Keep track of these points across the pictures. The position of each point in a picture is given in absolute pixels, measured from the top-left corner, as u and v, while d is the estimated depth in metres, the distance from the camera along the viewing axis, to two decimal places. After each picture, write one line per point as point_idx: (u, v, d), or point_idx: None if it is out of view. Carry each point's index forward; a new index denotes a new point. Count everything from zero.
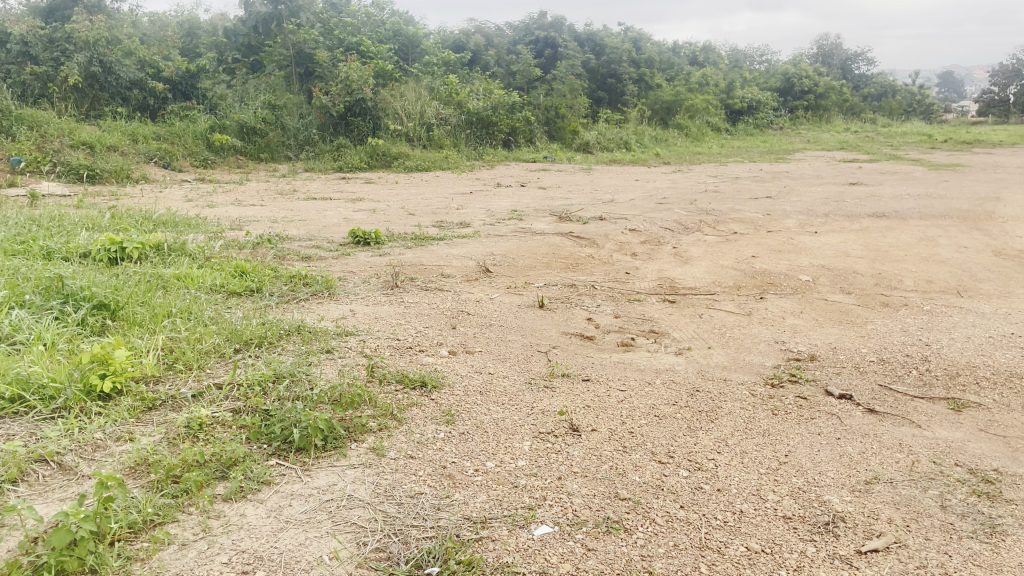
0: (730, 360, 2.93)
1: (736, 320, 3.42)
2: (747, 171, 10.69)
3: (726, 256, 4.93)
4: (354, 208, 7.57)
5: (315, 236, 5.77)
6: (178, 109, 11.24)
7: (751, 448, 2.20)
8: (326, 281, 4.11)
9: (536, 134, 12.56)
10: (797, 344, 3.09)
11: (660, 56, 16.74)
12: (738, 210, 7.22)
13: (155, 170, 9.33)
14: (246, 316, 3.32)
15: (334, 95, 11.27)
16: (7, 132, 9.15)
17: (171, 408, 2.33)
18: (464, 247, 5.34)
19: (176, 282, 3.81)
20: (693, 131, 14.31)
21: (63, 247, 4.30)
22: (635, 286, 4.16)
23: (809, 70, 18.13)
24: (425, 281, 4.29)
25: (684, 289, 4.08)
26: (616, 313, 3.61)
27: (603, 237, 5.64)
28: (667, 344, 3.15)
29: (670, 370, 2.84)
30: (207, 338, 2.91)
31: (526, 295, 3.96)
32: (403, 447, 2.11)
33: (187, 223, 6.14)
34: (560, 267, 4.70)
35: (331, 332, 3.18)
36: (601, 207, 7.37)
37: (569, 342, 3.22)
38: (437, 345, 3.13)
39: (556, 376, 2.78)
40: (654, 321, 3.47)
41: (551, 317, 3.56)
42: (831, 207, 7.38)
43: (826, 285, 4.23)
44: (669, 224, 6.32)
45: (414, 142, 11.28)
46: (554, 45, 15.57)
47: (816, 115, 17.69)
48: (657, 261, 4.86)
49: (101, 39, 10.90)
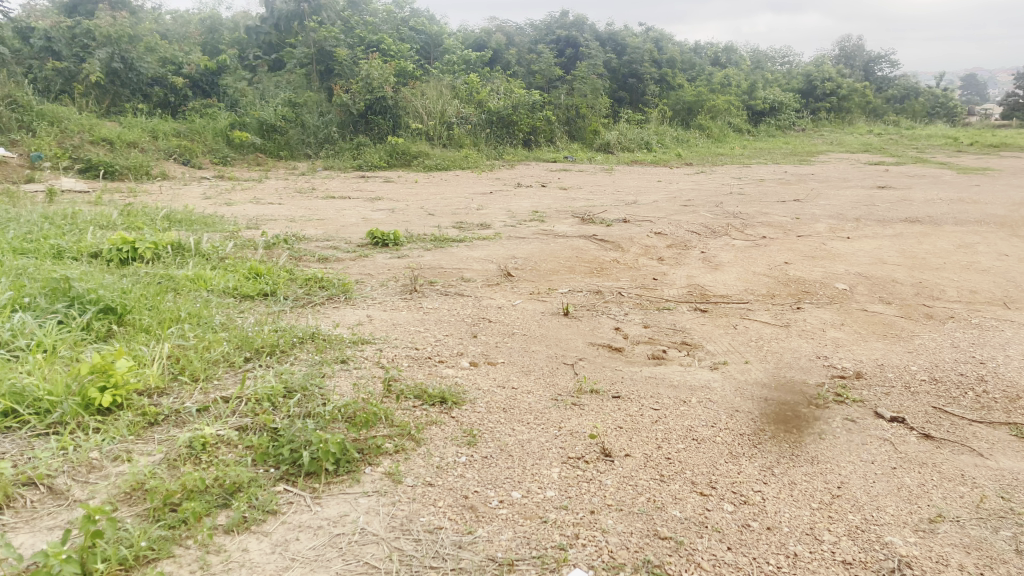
0: (770, 376, 2.74)
1: (774, 332, 3.22)
2: (772, 174, 10.45)
3: (757, 262, 4.73)
4: (372, 208, 7.42)
5: (333, 236, 5.62)
6: (198, 105, 11.16)
7: (800, 479, 2.01)
8: (343, 284, 3.96)
9: (557, 134, 12.36)
10: (842, 359, 2.89)
11: (682, 56, 16.49)
12: (767, 213, 7.00)
13: (174, 167, 9.24)
14: (258, 322, 3.16)
15: (354, 94, 11.18)
16: (27, 127, 9.09)
17: (174, 424, 2.19)
18: (485, 249, 5.17)
19: (187, 284, 3.67)
20: (715, 131, 14.08)
21: (74, 246, 4.19)
22: (664, 293, 3.96)
23: (833, 72, 17.81)
24: (444, 286, 4.13)
25: (715, 297, 3.89)
26: (646, 323, 3.42)
27: (629, 241, 5.45)
28: (701, 358, 2.96)
29: (706, 387, 2.65)
30: (216, 346, 2.76)
31: (550, 301, 3.79)
32: (421, 472, 1.94)
33: (202, 222, 6.01)
34: (585, 272, 4.52)
35: (346, 340, 3.03)
36: (624, 208, 7.18)
37: (596, 354, 3.04)
38: (458, 355, 2.97)
39: (584, 392, 2.61)
40: (687, 332, 3.28)
41: (577, 326, 3.38)
42: (862, 211, 7.15)
43: (864, 294, 4.02)
44: (696, 227, 6.11)
45: (433, 140, 11.13)
46: (575, 45, 15.37)
47: (839, 117, 17.37)
48: (685, 267, 4.67)
49: (124, 36, 10.92)
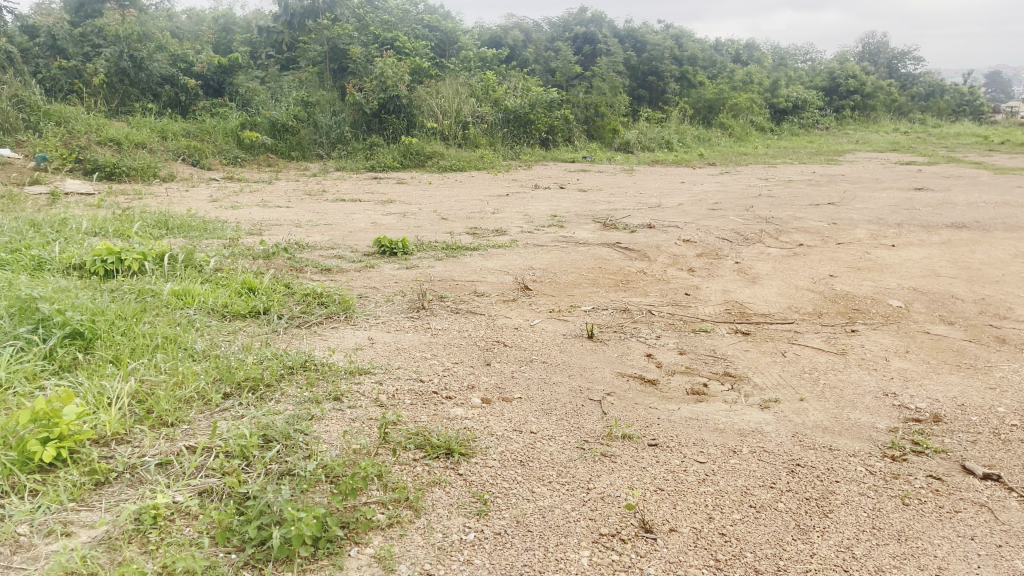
0: (833, 421, 2.36)
1: (830, 362, 2.83)
2: (800, 174, 10.01)
3: (798, 275, 4.33)
4: (382, 211, 7.09)
5: (338, 244, 5.28)
6: (209, 105, 10.84)
7: (888, 565, 1.63)
8: (344, 301, 3.60)
9: (575, 133, 11.98)
10: (914, 398, 2.50)
11: (703, 54, 15.96)
12: (800, 218, 6.58)
13: (183, 168, 8.96)
14: (243, 349, 2.80)
15: (368, 92, 10.83)
16: (34, 128, 8.82)
17: (130, 483, 1.83)
18: (501, 258, 4.80)
19: (172, 304, 3.34)
20: (737, 130, 13.64)
21: (56, 258, 3.87)
22: (699, 311, 3.58)
23: (857, 69, 17.27)
24: (456, 301, 3.76)
25: (757, 316, 3.50)
26: (681, 348, 3.04)
27: (656, 249, 5.06)
28: (748, 395, 2.58)
29: (758, 433, 2.27)
30: (191, 381, 2.40)
31: (572, 321, 3.41)
32: (419, 556, 1.58)
33: (202, 227, 5.68)
34: (609, 285, 4.15)
35: (341, 370, 2.67)
36: (649, 212, 6.80)
37: (626, 387, 2.66)
38: (468, 389, 2.60)
39: (615, 439, 2.23)
40: (729, 360, 2.89)
41: (603, 352, 3.00)
42: (902, 216, 6.72)
43: (922, 312, 3.62)
44: (726, 234, 5.72)
45: (449, 140, 10.77)
46: (593, 41, 14.93)
47: (864, 115, 16.84)
48: (720, 279, 4.28)
49: (133, 34, 10.65)
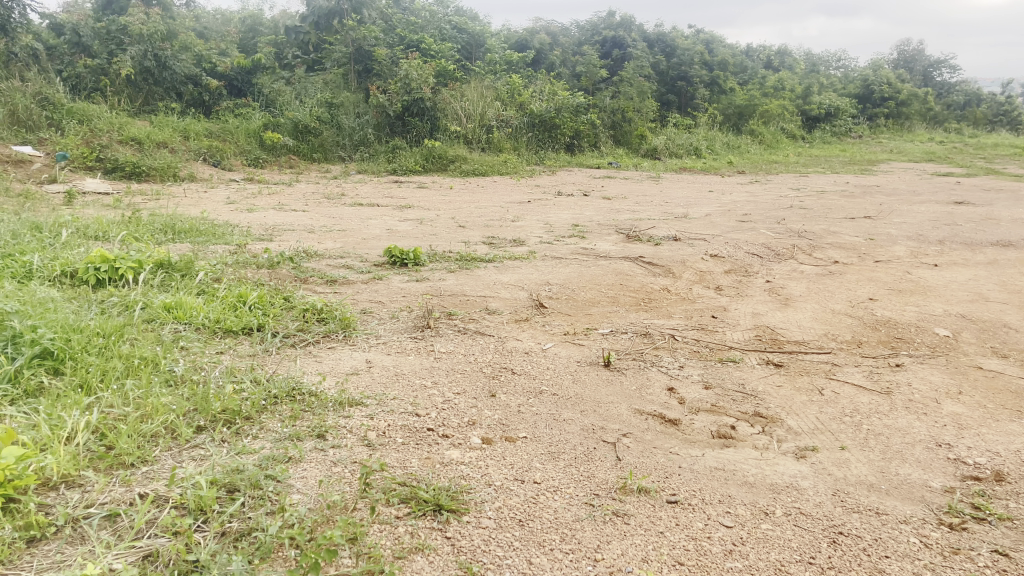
0: (878, 479, 2.09)
1: (873, 403, 2.55)
2: (832, 184, 9.67)
3: (835, 296, 4.03)
4: (399, 217, 6.87)
5: (348, 252, 5.06)
6: (232, 105, 10.71)
7: None
8: (344, 317, 3.37)
9: (601, 139, 11.73)
10: (971, 452, 2.22)
11: (734, 59, 15.57)
12: (834, 232, 6.26)
13: (203, 169, 8.83)
14: (226, 372, 2.57)
15: (392, 94, 10.63)
16: (57, 126, 8.69)
17: (70, 540, 1.61)
18: (517, 271, 4.55)
19: (161, 320, 3.12)
20: (767, 137, 13.30)
21: (49, 264, 3.68)
22: (726, 336, 3.30)
23: (891, 77, 16.80)
24: (464, 319, 3.52)
25: (790, 344, 3.22)
26: (707, 380, 2.76)
27: (681, 264, 4.78)
28: (780, 440, 2.31)
29: (793, 491, 2.00)
30: (159, 413, 2.17)
31: (587, 346, 3.14)
32: None
33: (211, 231, 5.49)
34: (630, 304, 3.88)
35: (330, 401, 2.42)
36: (675, 223, 6.51)
37: (644, 426, 2.40)
38: (468, 426, 2.34)
39: (629, 493, 1.97)
40: (760, 397, 2.61)
41: (620, 383, 2.73)
42: (943, 232, 6.37)
43: (973, 342, 3.32)
44: (756, 249, 5.42)
45: (472, 144, 10.56)
46: (622, 45, 14.60)
47: (898, 124, 16.39)
48: (750, 300, 3.99)
49: (157, 33, 10.50)
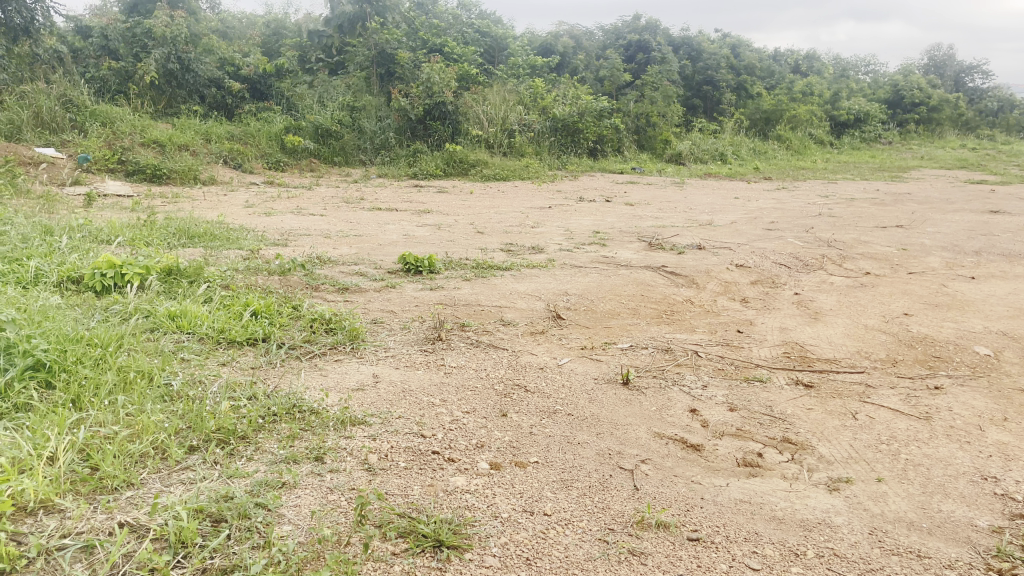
0: (918, 516, 1.92)
1: (910, 430, 2.38)
2: (862, 191, 9.43)
3: (867, 311, 3.85)
4: (417, 223, 6.75)
5: (363, 259, 4.96)
6: (254, 108, 10.68)
7: None
8: (353, 328, 3.24)
9: (625, 143, 11.59)
10: (1021, 487, 2.05)
11: (761, 63, 15.29)
12: (865, 241, 6.06)
13: (225, 171, 8.79)
14: (224, 387, 2.45)
15: (414, 98, 10.48)
16: (79, 128, 8.68)
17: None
18: (535, 280, 4.41)
19: (163, 330, 3.02)
20: (795, 143, 13.07)
21: (56, 270, 3.59)
22: (753, 353, 3.13)
23: (923, 82, 16.45)
24: (478, 331, 3.38)
25: (820, 362, 3.05)
26: (732, 401, 2.60)
27: (705, 274, 4.61)
28: (811, 470, 2.15)
29: (825, 529, 1.85)
30: (149, 433, 2.05)
31: (606, 362, 2.99)
32: None
33: (226, 235, 5.41)
34: (651, 317, 3.72)
35: (331, 420, 2.29)
36: (700, 231, 6.34)
37: (664, 451, 2.24)
38: (475, 449, 2.20)
39: (647, 528, 1.82)
40: (788, 421, 2.45)
41: (639, 403, 2.58)
42: (979, 242, 6.14)
43: (1016, 362, 3.12)
44: (783, 259, 5.23)
45: (494, 148, 10.44)
46: (647, 49, 14.34)
47: (928, 129, 16.07)
48: (778, 313, 3.82)
49: (181, 35, 10.43)
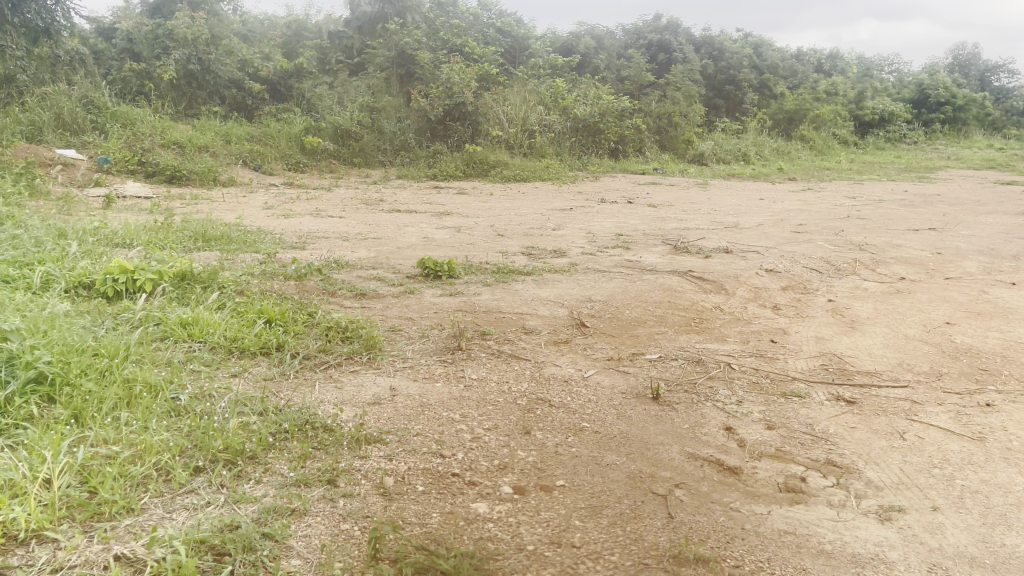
0: (980, 551, 1.77)
1: (964, 453, 2.22)
2: (890, 192, 9.20)
3: (906, 319, 3.68)
4: (436, 225, 6.63)
5: (380, 263, 4.84)
6: (274, 109, 10.62)
7: None
8: (370, 336, 3.11)
9: (646, 144, 11.41)
10: None
11: (784, 62, 15.03)
12: (898, 245, 5.86)
13: (244, 173, 8.73)
14: (233, 401, 2.33)
15: (433, 98, 10.42)
16: (100, 129, 8.64)
17: None
18: (558, 286, 4.27)
19: (173, 339, 2.91)
20: (819, 143, 12.83)
21: (67, 275, 3.50)
22: (789, 365, 2.98)
23: (948, 81, 16.12)
24: (499, 340, 3.25)
25: (861, 376, 2.88)
26: (770, 419, 2.45)
27: (734, 280, 4.45)
28: (859, 496, 2.00)
29: (877, 565, 1.70)
30: (152, 453, 1.94)
31: (634, 374, 2.84)
32: None
33: (243, 238, 5.32)
34: (680, 325, 3.57)
35: (345, 438, 2.16)
36: (726, 234, 6.17)
37: (699, 474, 2.09)
38: (498, 471, 2.06)
39: (683, 563, 1.68)
40: (831, 441, 2.29)
41: (670, 421, 2.43)
42: (1016, 245, 5.92)
43: None
44: (814, 263, 5.05)
45: (514, 149, 10.30)
46: (668, 49, 14.13)
47: (954, 129, 15.72)
48: (813, 322, 3.65)
49: (201, 37, 10.38)
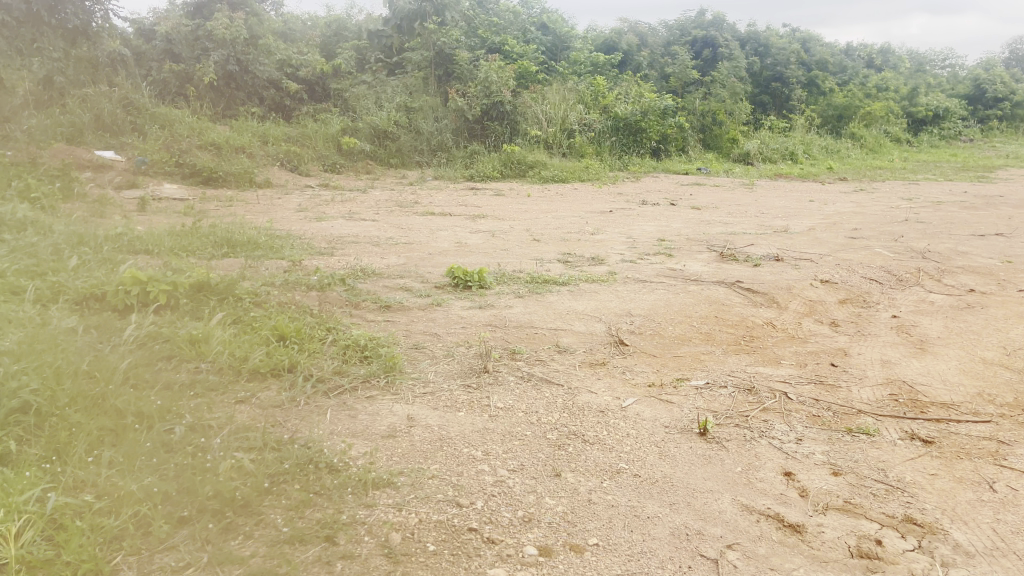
0: None
1: None
2: (949, 193, 8.71)
3: (982, 339, 3.32)
4: (471, 229, 6.40)
5: (410, 271, 4.61)
6: (312, 110, 10.48)
7: None
8: (390, 356, 2.87)
9: (690, 143, 11.05)
10: None
11: (833, 58, 14.41)
12: (963, 252, 5.44)
13: (280, 174, 8.59)
14: (231, 436, 2.09)
15: (471, 97, 10.21)
16: (139, 130, 8.55)
17: None
18: (597, 298, 3.99)
19: (179, 359, 2.71)
20: (870, 141, 12.30)
21: (79, 286, 3.33)
22: (852, 395, 2.66)
23: (1005, 75, 15.42)
24: (530, 360, 2.99)
25: (935, 408, 2.56)
26: (834, 463, 2.14)
27: (787, 291, 4.12)
28: (947, 564, 1.70)
29: None
30: (132, 501, 1.73)
31: (677, 405, 2.55)
32: None
33: (270, 244, 5.13)
34: (728, 344, 3.26)
35: (352, 481, 1.92)
36: (776, 239, 5.82)
37: (756, 534, 1.81)
38: (521, 525, 1.80)
39: None
40: (909, 492, 1.99)
41: (720, 464, 2.13)
42: None
43: None
44: (873, 273, 4.68)
45: (553, 149, 10.03)
46: (713, 46, 13.64)
47: (1013, 126, 14.99)
48: (877, 341, 3.31)
49: (240, 37, 10.28)
